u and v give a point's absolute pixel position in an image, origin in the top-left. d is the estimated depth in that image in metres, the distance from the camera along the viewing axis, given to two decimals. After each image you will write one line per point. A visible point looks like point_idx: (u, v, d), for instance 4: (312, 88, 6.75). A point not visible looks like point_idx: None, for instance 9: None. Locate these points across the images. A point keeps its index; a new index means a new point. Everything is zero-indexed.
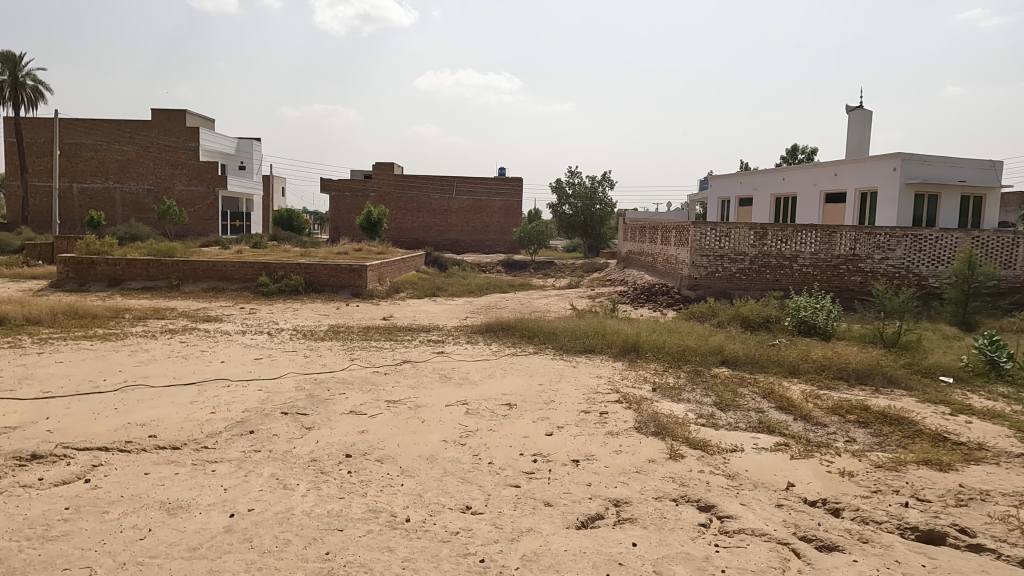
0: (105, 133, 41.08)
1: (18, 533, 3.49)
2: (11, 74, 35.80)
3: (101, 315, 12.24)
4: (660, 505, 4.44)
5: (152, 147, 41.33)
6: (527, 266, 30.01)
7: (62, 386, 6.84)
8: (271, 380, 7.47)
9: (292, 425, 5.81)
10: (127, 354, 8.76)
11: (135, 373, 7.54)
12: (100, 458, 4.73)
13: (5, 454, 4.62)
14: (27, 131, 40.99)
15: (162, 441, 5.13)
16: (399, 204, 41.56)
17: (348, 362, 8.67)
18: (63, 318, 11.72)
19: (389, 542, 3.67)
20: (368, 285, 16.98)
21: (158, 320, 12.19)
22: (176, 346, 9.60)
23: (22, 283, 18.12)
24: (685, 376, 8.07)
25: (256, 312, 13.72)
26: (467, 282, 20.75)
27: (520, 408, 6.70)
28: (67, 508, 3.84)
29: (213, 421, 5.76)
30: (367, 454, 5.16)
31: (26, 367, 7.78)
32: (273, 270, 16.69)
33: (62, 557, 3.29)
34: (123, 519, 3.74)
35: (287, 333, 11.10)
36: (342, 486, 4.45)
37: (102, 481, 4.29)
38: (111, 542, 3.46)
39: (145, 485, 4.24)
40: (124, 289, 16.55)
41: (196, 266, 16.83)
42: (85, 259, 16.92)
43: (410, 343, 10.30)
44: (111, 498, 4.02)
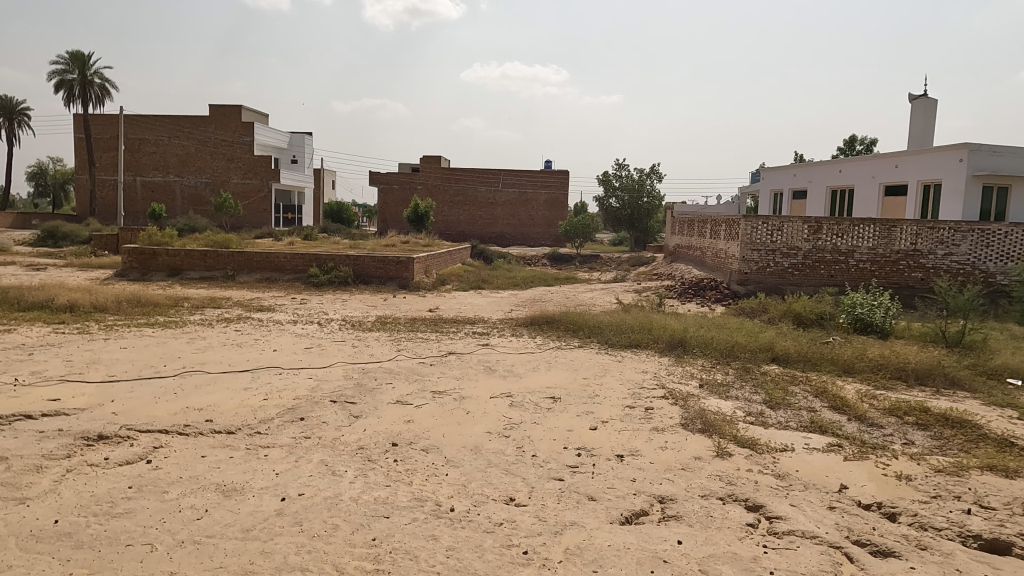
0: (166, 129, 42.76)
1: (88, 509, 3.68)
2: (80, 72, 37.49)
3: (162, 303, 12.76)
4: (707, 503, 4.38)
5: (209, 142, 42.82)
6: (572, 259, 29.82)
7: (125, 371, 7.18)
8: (321, 368, 7.67)
9: (340, 413, 5.95)
10: (185, 342, 9.11)
11: (194, 360, 7.83)
12: (161, 440, 4.95)
13: (75, 434, 4.86)
14: (94, 127, 42.96)
15: (218, 426, 5.31)
16: (446, 197, 41.99)
17: (395, 352, 8.82)
18: (126, 305, 12.28)
19: (434, 531, 3.73)
20: (415, 277, 17.20)
21: (215, 309, 12.62)
22: (232, 334, 9.95)
23: (89, 272, 19.02)
24: (733, 372, 7.91)
25: (307, 302, 14.07)
26: (513, 275, 20.81)
27: (565, 401, 6.68)
28: (130, 486, 4.02)
29: (265, 407, 5.94)
30: (413, 443, 5.24)
31: (93, 352, 8.19)
32: (324, 262, 17.12)
33: (125, 534, 3.43)
34: (182, 499, 3.89)
35: (337, 323, 11.37)
36: (388, 473, 4.54)
37: (163, 462, 4.48)
38: (171, 521, 3.61)
39: (202, 467, 4.41)
40: (183, 279, 17.21)
41: (250, 257, 17.38)
42: (147, 249, 17.65)
43: (455, 334, 10.41)
44: (172, 478, 4.20)
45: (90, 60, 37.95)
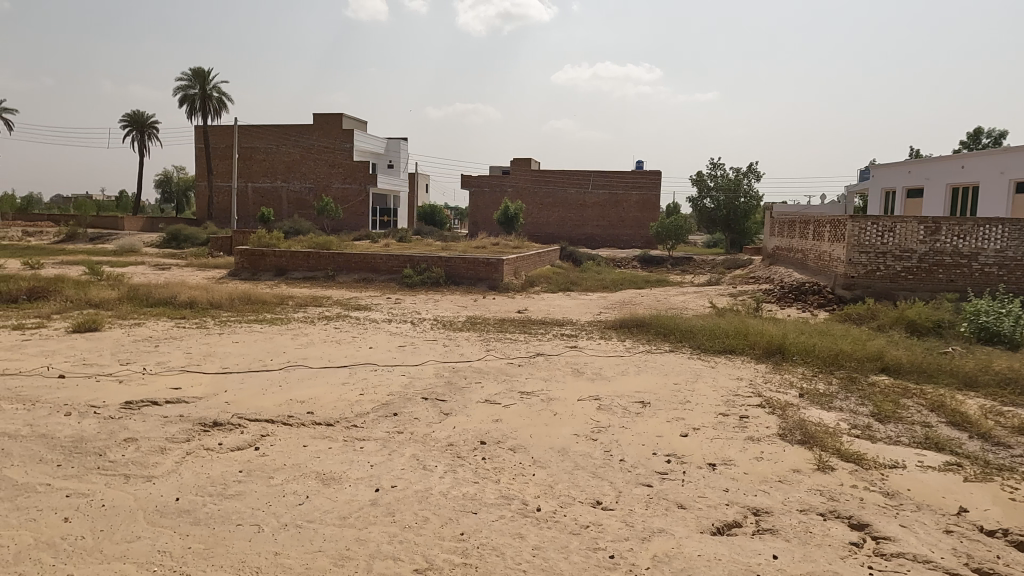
0: (275, 137, 45.62)
1: (204, 488, 3.98)
2: (201, 87, 40.69)
3: (269, 301, 13.62)
4: (805, 518, 4.16)
5: (313, 149, 45.29)
6: (664, 261, 29.16)
7: (237, 363, 7.72)
8: (414, 366, 7.93)
9: (431, 410, 6.12)
10: (290, 338, 9.69)
11: (297, 355, 8.31)
12: (268, 428, 5.28)
13: (194, 420, 5.27)
14: (212, 137, 46.51)
15: (318, 417, 5.61)
16: (536, 199, 42.24)
17: (484, 352, 8.97)
18: (238, 302, 13.21)
19: (520, 529, 3.76)
20: (504, 278, 17.41)
21: (316, 307, 13.34)
22: (332, 331, 10.47)
23: (207, 272, 20.62)
24: (837, 382, 7.45)
25: (401, 302, 14.59)
26: (602, 277, 20.61)
27: (654, 406, 6.55)
28: (241, 470, 4.31)
29: (362, 401, 6.21)
30: (501, 442, 5.31)
31: (210, 345, 8.87)
32: (417, 263, 17.67)
33: (237, 514, 3.67)
34: (286, 485, 4.14)
35: (429, 322, 11.70)
36: (477, 470, 4.63)
37: (269, 449, 4.78)
38: (276, 504, 3.84)
39: (304, 456, 4.67)
40: (288, 278, 18.30)
41: (349, 258, 18.22)
42: (257, 250, 18.90)
43: (544, 336, 10.45)
44: (277, 465, 4.47)
45: (209, 76, 41.12)
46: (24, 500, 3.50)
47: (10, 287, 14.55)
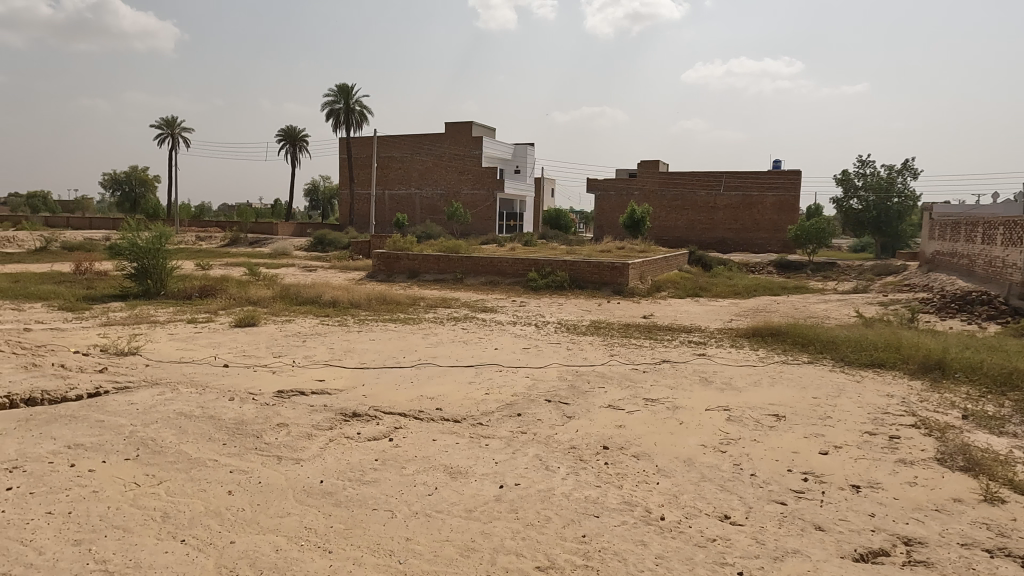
0: (410, 147, 48.17)
1: (344, 473, 4.27)
2: (345, 102, 43.85)
3: (403, 301, 14.39)
4: (967, 553, 3.73)
5: (444, 157, 47.28)
6: (803, 267, 27.32)
7: (373, 360, 8.25)
8: (538, 368, 8.03)
9: (554, 412, 6.17)
10: (421, 337, 10.18)
11: (428, 353, 8.72)
12: (401, 421, 5.59)
13: (336, 410, 5.69)
14: (355, 148, 49.99)
15: (446, 414, 5.85)
16: (664, 202, 41.28)
17: (608, 357, 8.90)
18: (375, 302, 14.08)
19: (643, 536, 3.69)
20: (630, 283, 17.14)
21: (446, 309, 13.91)
22: (460, 332, 10.87)
23: (348, 274, 22.18)
24: (1011, 405, 6.59)
25: (525, 305, 14.83)
26: (734, 283, 19.68)
27: (790, 421, 6.16)
28: (377, 459, 4.59)
29: (487, 401, 6.39)
30: (624, 448, 5.24)
31: (350, 342, 9.54)
32: (542, 267, 17.87)
33: (373, 499, 3.91)
34: (417, 476, 4.35)
35: (553, 326, 11.80)
36: (599, 474, 4.61)
37: (402, 441, 5.05)
38: (408, 493, 4.05)
39: (434, 449, 4.89)
40: (420, 280, 19.23)
41: (477, 261, 18.80)
42: (392, 253, 20.05)
43: (670, 342, 10.17)
44: (408, 456, 4.71)
45: (353, 91, 44.20)
46: (196, 472, 3.95)
47: (186, 286, 16.53)
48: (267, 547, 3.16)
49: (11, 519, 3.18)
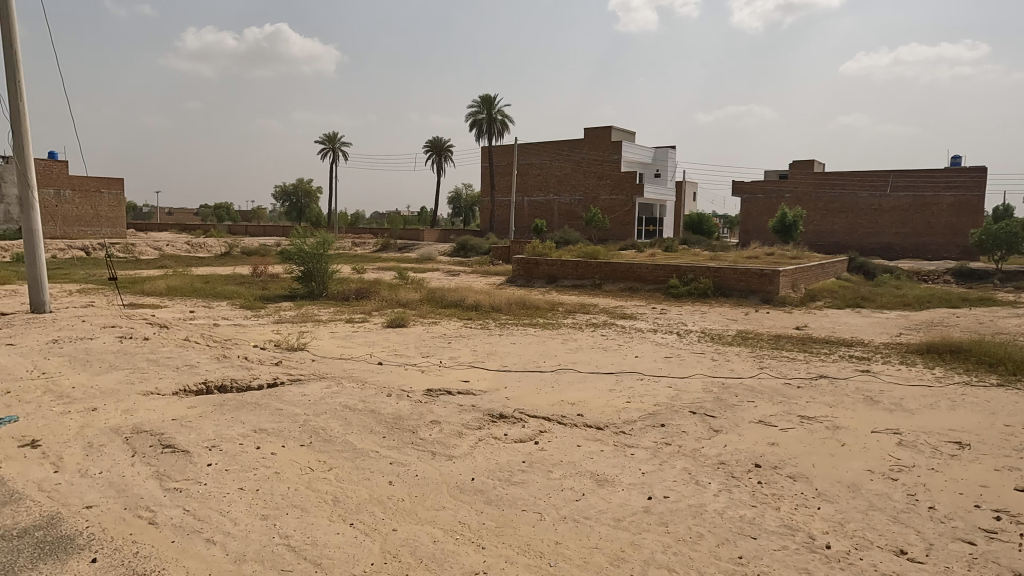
0: (549, 153, 48.90)
1: (494, 472, 4.39)
2: (488, 112, 45.42)
3: (542, 306, 14.59)
4: None
5: (583, 162, 47.41)
6: (989, 276, 24.10)
7: (515, 363, 8.44)
8: (681, 379, 7.78)
9: (700, 424, 5.94)
10: (561, 342, 10.26)
11: (568, 359, 8.77)
12: (545, 425, 5.66)
13: (483, 411, 5.89)
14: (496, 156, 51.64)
15: (589, 420, 5.83)
16: (819, 205, 38.51)
17: (757, 369, 8.41)
18: (515, 306, 14.40)
19: (806, 564, 3.44)
20: (780, 291, 16.08)
21: (584, 314, 13.91)
22: (599, 338, 10.81)
23: (489, 278, 22.93)
24: None
25: (666, 312, 14.43)
26: (902, 293, 17.80)
27: (977, 450, 5.46)
28: (524, 461, 4.68)
29: (628, 409, 6.29)
30: (778, 468, 4.92)
31: (492, 345, 9.84)
32: (684, 273, 17.30)
33: (522, 500, 3.99)
34: (564, 480, 4.37)
35: (696, 335, 11.37)
36: (754, 494, 4.37)
37: (547, 445, 5.11)
38: (556, 497, 4.08)
39: (579, 455, 4.90)
40: (558, 286, 19.41)
41: (615, 267, 18.62)
42: (532, 259, 20.44)
43: (828, 357, 9.41)
44: (554, 460, 4.75)
45: (495, 101, 45.65)
46: (361, 462, 4.26)
47: (345, 288, 17.96)
48: (425, 538, 3.34)
49: (210, 491, 3.63)
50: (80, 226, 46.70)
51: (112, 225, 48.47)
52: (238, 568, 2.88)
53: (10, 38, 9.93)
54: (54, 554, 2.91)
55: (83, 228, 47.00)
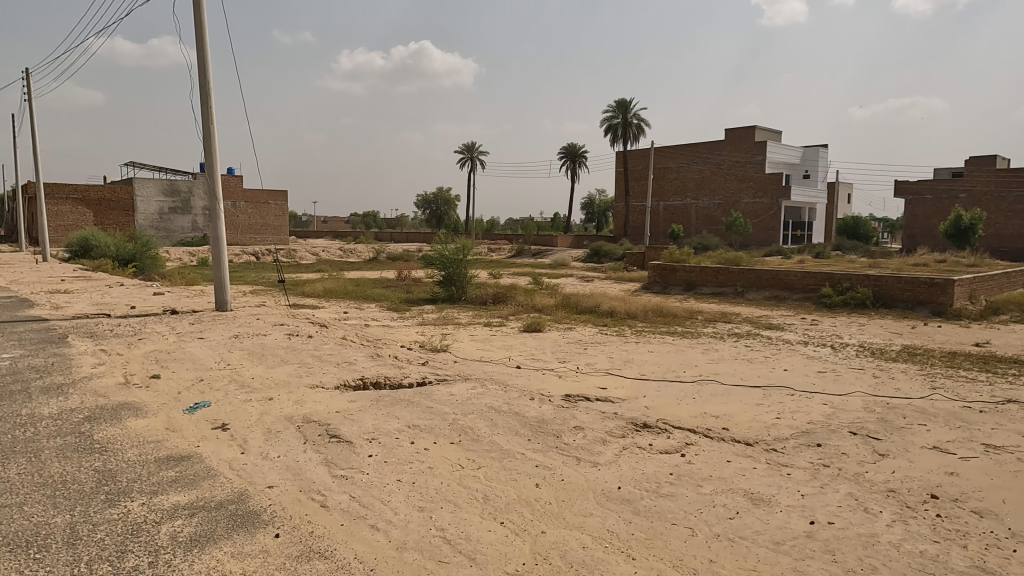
0: (687, 157, 47.56)
1: (641, 482, 4.30)
2: (624, 117, 44.93)
3: (680, 314, 14.13)
4: None
5: (723, 165, 45.49)
6: None
7: (654, 372, 8.25)
8: (837, 396, 7.18)
9: (862, 447, 5.46)
10: (701, 352, 9.88)
11: (710, 370, 8.42)
12: (691, 437, 5.47)
13: (626, 419, 5.81)
14: (632, 161, 51.05)
15: (736, 435, 5.56)
16: (1001, 206, 34.02)
17: (929, 390, 7.55)
18: (652, 314, 14.07)
19: None
20: (955, 303, 14.29)
21: (726, 324, 13.29)
22: (742, 349, 10.28)
23: (624, 285, 22.67)
24: None
25: (818, 323, 13.41)
26: None
27: None
28: (671, 473, 4.54)
29: (779, 426, 5.92)
30: (960, 501, 4.39)
31: (629, 352, 9.70)
32: (838, 281, 15.96)
33: (671, 513, 3.87)
34: (716, 496, 4.20)
35: (853, 349, 10.44)
36: (935, 528, 3.93)
37: (694, 458, 4.94)
38: (708, 513, 3.93)
39: (729, 471, 4.68)
40: (697, 293, 18.73)
41: (760, 274, 17.62)
42: (669, 265, 19.94)
43: (1017, 379, 8.23)
44: (703, 474, 4.58)
45: (631, 105, 45.08)
46: (509, 463, 4.37)
47: (483, 293, 18.56)
48: (573, 542, 3.36)
49: (372, 481, 3.90)
50: (251, 234, 52.28)
51: (277, 232, 53.71)
52: (400, 555, 3.07)
53: (205, 70, 11.36)
54: (245, 527, 3.27)
55: (254, 235, 52.57)
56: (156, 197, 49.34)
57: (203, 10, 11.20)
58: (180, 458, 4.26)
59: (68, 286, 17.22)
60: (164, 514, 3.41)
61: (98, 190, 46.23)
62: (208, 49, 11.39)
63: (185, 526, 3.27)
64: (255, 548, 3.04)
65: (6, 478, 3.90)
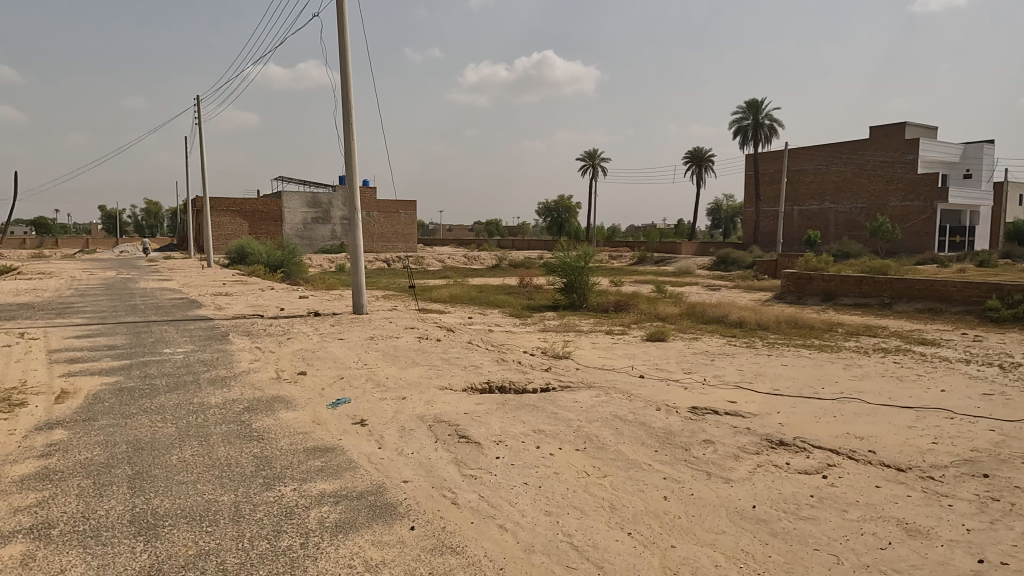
0: (825, 158, 44.58)
1: (778, 503, 4.06)
2: (755, 118, 42.88)
3: (817, 326, 13.21)
4: None
5: (868, 165, 42.11)
6: None
7: (788, 387, 7.78)
8: (1008, 422, 6.38)
9: None
10: (842, 367, 9.18)
11: (852, 387, 7.80)
12: (833, 458, 5.10)
13: (759, 435, 5.53)
14: (763, 164, 48.63)
15: (885, 460, 5.11)
16: None
17: None
18: (786, 325, 13.28)
19: None
20: None
21: (870, 337, 12.25)
22: (890, 365, 9.43)
23: (754, 294, 21.59)
24: None
25: (982, 340, 11.99)
26: None
27: None
28: (812, 495, 4.25)
29: (937, 452, 5.36)
30: None
31: (760, 365, 9.23)
32: (1007, 293, 14.18)
33: (812, 537, 3.63)
34: (864, 524, 3.87)
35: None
36: None
37: (837, 481, 4.59)
38: (855, 541, 3.63)
39: (879, 498, 4.30)
40: (837, 304, 17.43)
41: (911, 284, 16.08)
42: (805, 274, 18.74)
43: None
44: (848, 499, 4.24)
45: (763, 105, 42.94)
46: (636, 473, 4.30)
47: (605, 301, 18.44)
48: (705, 560, 3.24)
49: (500, 482, 4.00)
50: (383, 242, 55.45)
51: (406, 240, 56.54)
52: (529, 557, 3.12)
53: (347, 90, 12.24)
54: (383, 517, 3.48)
55: (385, 243, 55.71)
56: (302, 208, 53.73)
57: (346, 34, 12.10)
58: (325, 449, 4.61)
59: (230, 290, 19.20)
60: (312, 500, 3.70)
61: (253, 203, 51.14)
62: (350, 70, 12.26)
63: (330, 513, 3.53)
64: (393, 539, 3.23)
65: (183, 458, 4.42)
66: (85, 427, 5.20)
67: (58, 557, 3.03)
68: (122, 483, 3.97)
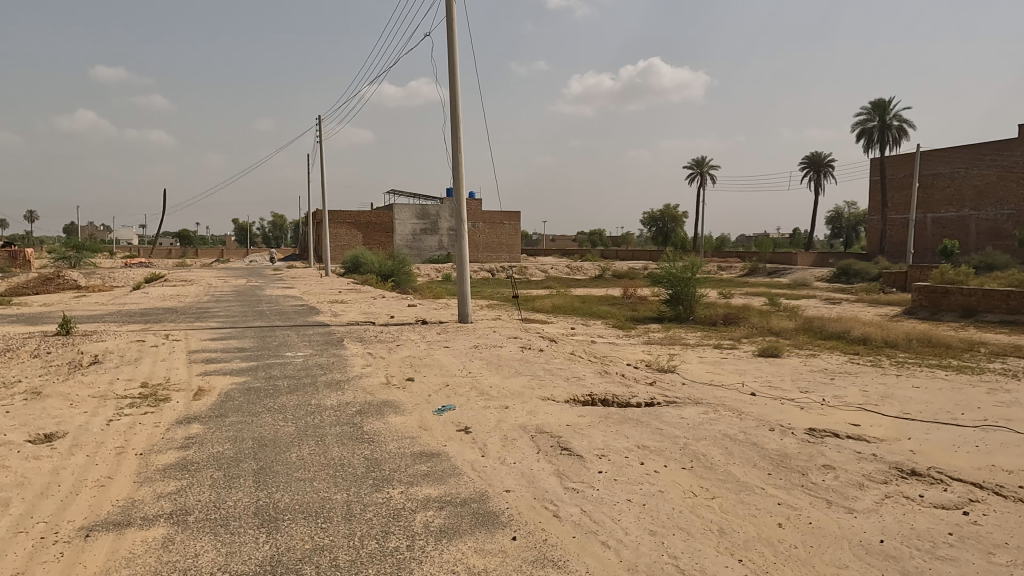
0: (965, 160, 40.74)
1: (910, 540, 3.69)
2: (881, 119, 39.91)
3: (955, 345, 12.01)
4: None
5: (1016, 167, 38.00)
6: None
7: (920, 411, 7.11)
8: None
9: None
10: (985, 392, 8.27)
11: (998, 414, 7.00)
12: (975, 493, 4.59)
13: (887, 463, 5.08)
14: (891, 169, 45.15)
15: None
16: None
17: None
18: (917, 343, 12.18)
19: None
20: None
21: (1020, 359, 10.97)
22: None
23: (881, 309, 20.00)
24: None
25: None
26: None
27: None
28: (951, 533, 3.83)
29: None
30: None
31: (887, 386, 8.51)
32: None
33: None
34: (1015, 569, 3.43)
35: None
36: None
37: (981, 518, 4.12)
38: None
39: None
40: (979, 321, 15.78)
41: None
42: (940, 288, 17.14)
43: None
44: (995, 540, 3.79)
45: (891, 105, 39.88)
46: (747, 497, 4.08)
47: (713, 314, 17.76)
48: None
49: (602, 497, 3.93)
50: (488, 252, 56.60)
51: (510, 251, 57.36)
52: None
53: (456, 106, 12.63)
54: (486, 526, 3.51)
55: (490, 253, 56.83)
56: (411, 220, 55.94)
57: (455, 51, 12.50)
58: (430, 454, 4.74)
59: (345, 298, 20.29)
60: (418, 504, 3.81)
61: (367, 215, 53.95)
62: (458, 86, 12.65)
63: (435, 518, 3.62)
64: (495, 548, 3.25)
65: (301, 456, 4.70)
66: (218, 423, 5.67)
67: (191, 542, 3.31)
68: (248, 476, 4.28)
